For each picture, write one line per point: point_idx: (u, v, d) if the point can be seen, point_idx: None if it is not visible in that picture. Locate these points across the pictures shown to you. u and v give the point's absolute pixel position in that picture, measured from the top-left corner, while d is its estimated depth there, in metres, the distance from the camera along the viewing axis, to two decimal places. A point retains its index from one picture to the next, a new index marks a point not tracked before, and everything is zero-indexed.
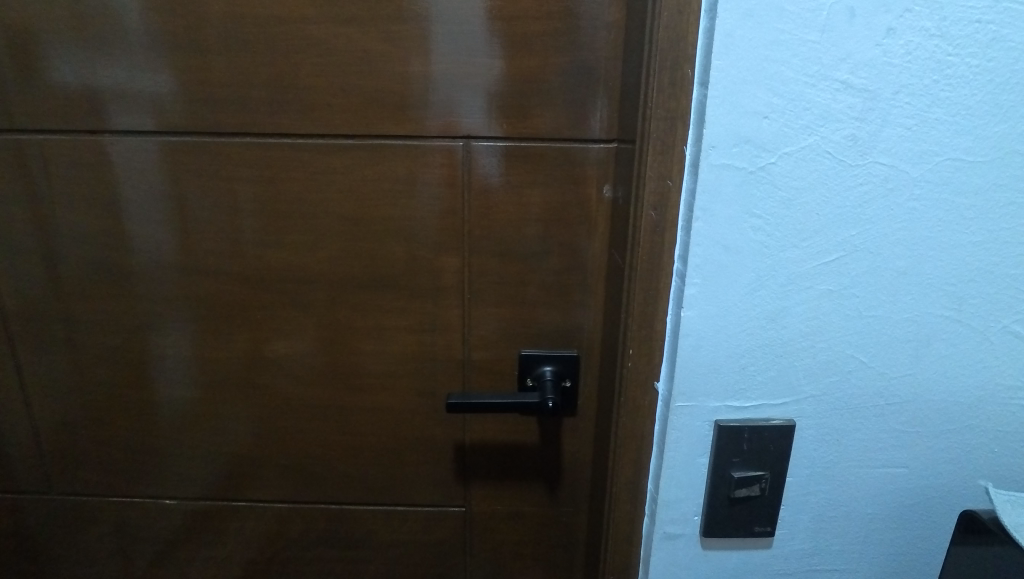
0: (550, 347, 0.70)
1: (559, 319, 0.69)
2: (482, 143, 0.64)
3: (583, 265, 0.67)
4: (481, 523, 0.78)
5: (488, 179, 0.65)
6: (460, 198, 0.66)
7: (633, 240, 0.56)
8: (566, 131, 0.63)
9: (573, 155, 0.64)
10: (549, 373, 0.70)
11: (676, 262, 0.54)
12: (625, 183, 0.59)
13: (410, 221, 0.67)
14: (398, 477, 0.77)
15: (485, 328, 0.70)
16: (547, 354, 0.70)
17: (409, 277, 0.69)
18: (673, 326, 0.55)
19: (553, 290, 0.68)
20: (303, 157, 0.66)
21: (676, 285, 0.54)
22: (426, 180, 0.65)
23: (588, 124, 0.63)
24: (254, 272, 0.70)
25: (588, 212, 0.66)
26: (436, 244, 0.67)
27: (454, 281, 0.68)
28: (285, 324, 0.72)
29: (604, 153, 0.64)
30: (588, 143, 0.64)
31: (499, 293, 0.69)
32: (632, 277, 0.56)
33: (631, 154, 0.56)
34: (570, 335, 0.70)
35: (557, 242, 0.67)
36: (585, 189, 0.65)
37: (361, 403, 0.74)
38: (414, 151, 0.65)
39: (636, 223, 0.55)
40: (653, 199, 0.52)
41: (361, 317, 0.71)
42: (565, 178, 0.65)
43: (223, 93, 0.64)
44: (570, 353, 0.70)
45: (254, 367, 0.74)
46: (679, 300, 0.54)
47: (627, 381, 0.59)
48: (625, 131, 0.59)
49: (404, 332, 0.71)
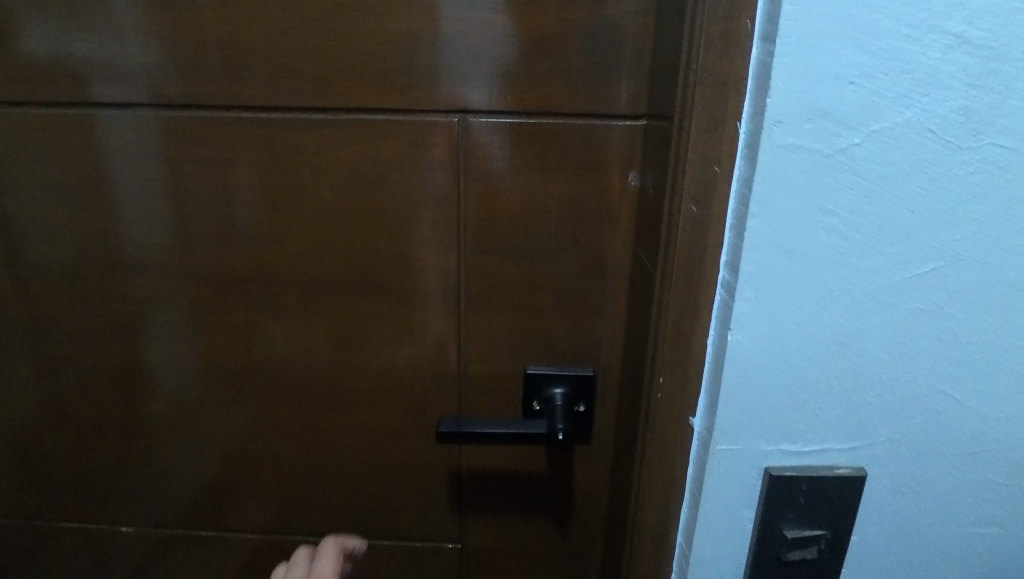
0: (561, 365, 0.59)
1: (574, 331, 0.58)
2: (483, 119, 0.52)
3: (606, 268, 0.55)
4: (479, 559, 0.68)
5: (490, 163, 0.52)
6: (456, 186, 0.53)
7: (666, 238, 0.45)
8: (587, 106, 0.51)
9: (593, 135, 0.52)
10: (559, 397, 0.58)
11: (721, 270, 0.42)
12: (657, 168, 0.47)
13: (395, 213, 0.54)
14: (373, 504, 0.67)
15: (484, 341, 0.58)
16: (557, 372, 0.58)
17: (395, 281, 0.56)
18: (716, 352, 0.44)
19: (567, 297, 0.56)
20: (266, 136, 0.54)
21: (723, 300, 0.43)
22: (414, 164, 0.53)
23: (611, 97, 0.51)
24: (212, 274, 0.59)
25: (610, 205, 0.53)
26: (426, 241, 0.55)
27: (450, 286, 0.56)
28: (252, 335, 0.61)
29: (630, 133, 0.52)
30: (611, 120, 0.51)
31: (501, 300, 0.57)
32: (663, 285, 0.45)
33: (666, 131, 0.45)
34: (584, 351, 0.58)
35: (571, 240, 0.54)
36: (609, 177, 0.53)
37: (340, 425, 0.64)
38: (399, 128, 0.52)
39: (671, 218, 0.44)
40: (694, 189, 0.42)
41: (340, 327, 0.59)
42: (583, 162, 0.52)
43: (162, 56, 0.52)
44: (584, 373, 0.58)
45: (220, 381, 0.63)
46: (723, 320, 0.43)
47: (654, 409, 0.49)
48: (658, 104, 0.47)
49: (390, 347, 0.59)
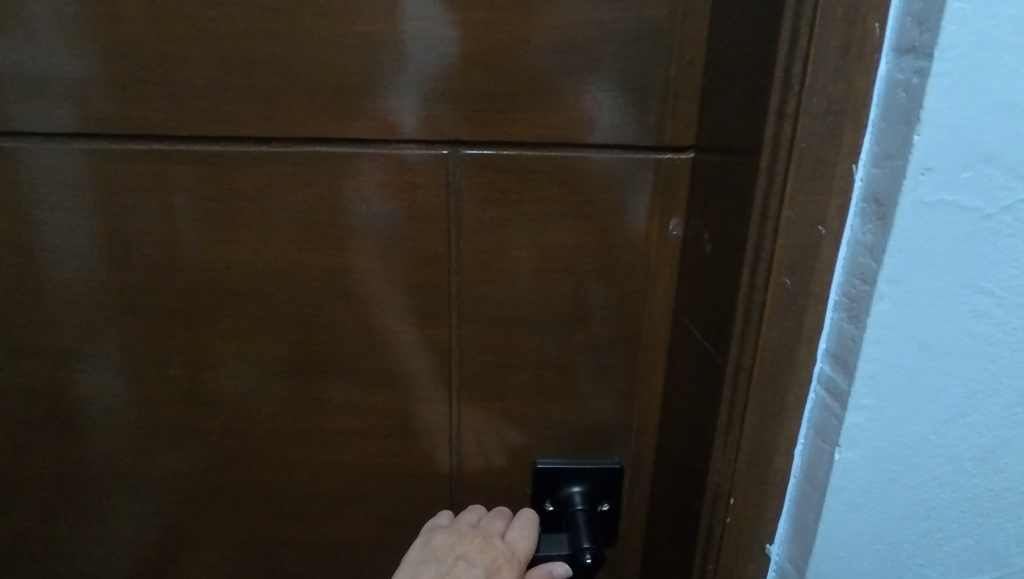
0: (579, 458, 0.47)
1: (596, 415, 0.45)
2: (479, 152, 0.39)
3: (636, 338, 0.43)
4: None
5: (492, 209, 0.40)
6: (446, 241, 0.40)
7: (742, 320, 0.32)
8: (617, 134, 0.38)
9: (626, 171, 0.39)
10: (579, 498, 0.46)
11: (818, 361, 0.31)
12: (720, 219, 0.34)
13: (366, 276, 0.41)
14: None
15: (483, 430, 0.45)
16: (575, 467, 0.46)
17: (367, 361, 0.43)
18: (811, 469, 0.33)
19: (589, 374, 0.44)
20: (178, 174, 0.38)
21: (824, 403, 0.32)
22: (387, 212, 0.39)
23: (650, 123, 0.38)
24: (111, 363, 0.42)
25: (645, 259, 0.41)
26: (408, 310, 0.42)
27: (439, 365, 0.43)
28: (168, 439, 0.45)
29: (672, 169, 0.39)
30: (649, 152, 0.39)
31: (506, 380, 0.44)
32: (733, 382, 0.33)
33: (740, 171, 0.31)
34: (609, 439, 0.46)
35: (595, 304, 0.42)
36: (643, 224, 0.41)
37: (292, 542, 0.49)
38: (369, 163, 0.38)
39: (751, 293, 0.31)
40: (788, 257, 0.30)
41: (292, 422, 0.45)
42: (607, 206, 0.40)
43: (10, 62, 0.36)
44: (608, 469, 0.46)
45: (121, 501, 0.46)
46: (822, 430, 0.32)
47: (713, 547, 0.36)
48: (717, 133, 0.35)
49: (360, 442, 0.46)
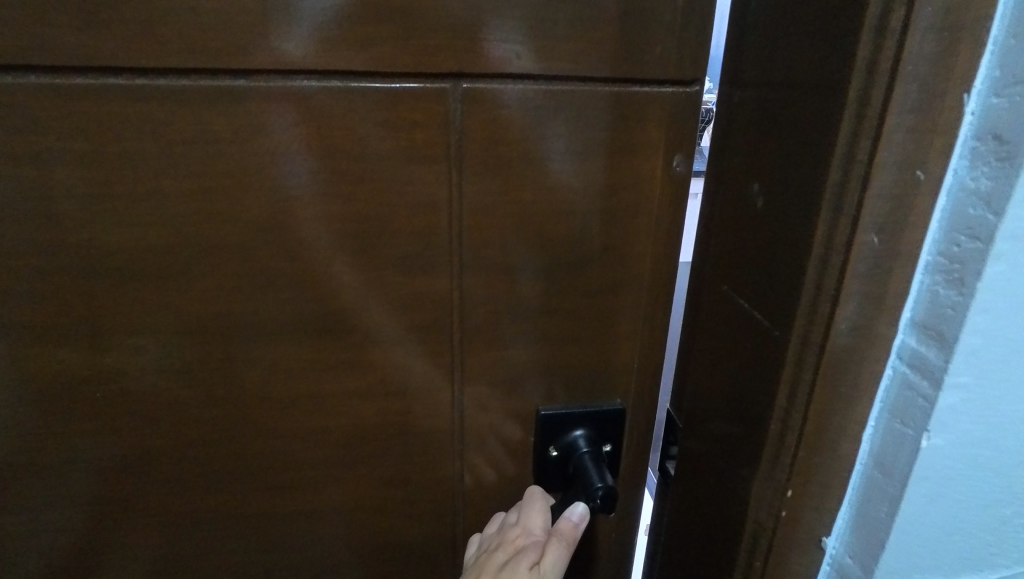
0: (582, 402, 0.46)
1: (599, 359, 0.45)
2: (480, 86, 0.36)
3: (637, 279, 0.43)
4: None
5: (496, 149, 0.38)
6: (445, 183, 0.38)
7: (817, 266, 0.31)
8: (622, 65, 0.37)
9: (630, 107, 0.38)
10: (582, 442, 0.46)
11: (900, 333, 0.32)
12: (776, 164, 0.34)
13: (364, 224, 0.38)
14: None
15: (485, 382, 0.44)
16: (577, 412, 0.46)
17: (364, 315, 0.41)
18: (886, 457, 0.34)
19: (591, 318, 0.43)
20: (144, 113, 0.34)
21: (906, 378, 0.32)
22: (377, 151, 0.36)
23: (655, 54, 0.37)
24: (67, 333, 0.37)
25: (647, 198, 0.41)
26: (406, 260, 0.39)
27: (444, 318, 0.41)
28: (139, 412, 0.40)
29: (675, 104, 0.38)
30: (653, 86, 0.38)
31: (509, 328, 0.43)
32: (806, 330, 0.32)
33: (809, 108, 0.30)
34: (610, 383, 0.46)
35: (599, 245, 0.41)
36: (646, 162, 0.40)
37: (286, 513, 0.46)
38: (360, 99, 0.35)
39: (830, 246, 0.30)
40: (878, 210, 0.29)
41: (281, 386, 0.42)
42: (606, 140, 0.39)
43: None
44: (609, 410, 0.46)
45: (91, 487, 0.42)
46: (903, 415, 0.32)
47: (780, 505, 0.36)
48: (770, 69, 0.34)
49: (357, 404, 0.43)
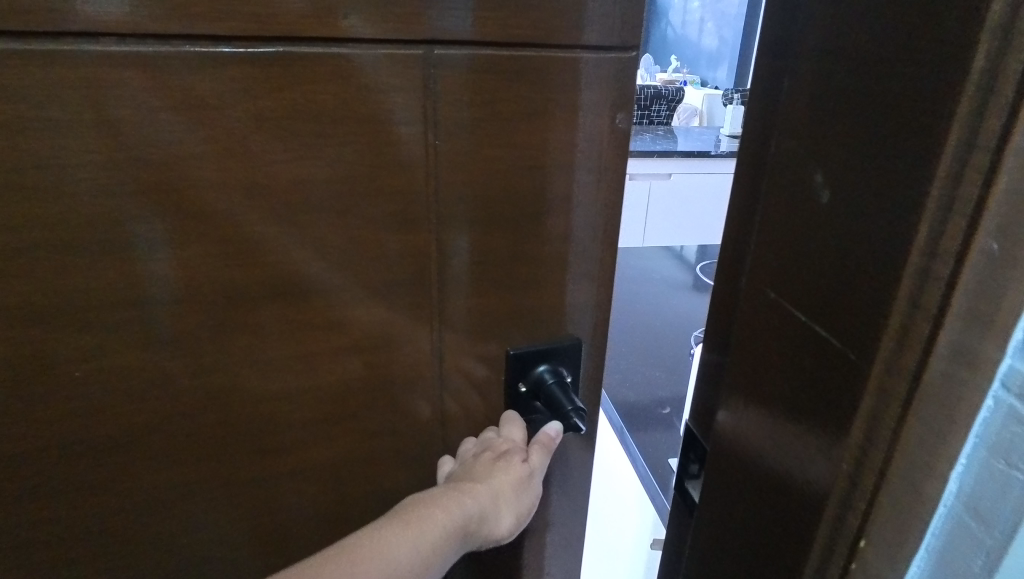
0: (546, 340, 0.51)
1: (558, 301, 0.50)
2: (452, 52, 0.39)
3: (592, 227, 0.48)
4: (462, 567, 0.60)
5: (467, 111, 0.41)
6: (422, 143, 0.41)
7: (918, 264, 0.32)
8: (575, 33, 0.42)
9: (582, 71, 0.43)
10: (548, 377, 0.51)
11: (1007, 358, 0.33)
12: (891, 151, 0.33)
13: (349, 184, 0.40)
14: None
15: (462, 329, 0.48)
16: (544, 349, 0.51)
17: (349, 273, 0.43)
18: (978, 490, 0.37)
19: (553, 264, 0.49)
20: (128, 78, 0.34)
21: (1011, 408, 0.34)
22: (355, 116, 0.38)
23: (601, 23, 0.42)
24: (44, 308, 0.37)
25: (601, 153, 0.46)
26: (389, 218, 0.42)
27: (423, 272, 0.45)
28: (126, 384, 0.40)
29: (621, 68, 0.44)
30: (601, 52, 0.43)
31: (482, 277, 0.47)
32: (909, 327, 0.33)
33: (919, 82, 0.31)
34: (570, 321, 0.52)
35: (560, 198, 0.46)
36: (599, 120, 0.45)
37: (276, 473, 0.47)
38: (341, 65, 0.37)
39: (936, 253, 0.31)
40: (998, 218, 0.30)
41: (268, 347, 0.43)
42: (563, 101, 0.43)
43: None
44: (569, 345, 0.52)
45: (75, 463, 0.41)
46: (1006, 453, 0.35)
47: (870, 495, 0.38)
48: (828, 79, 0.36)
49: (343, 358, 0.45)
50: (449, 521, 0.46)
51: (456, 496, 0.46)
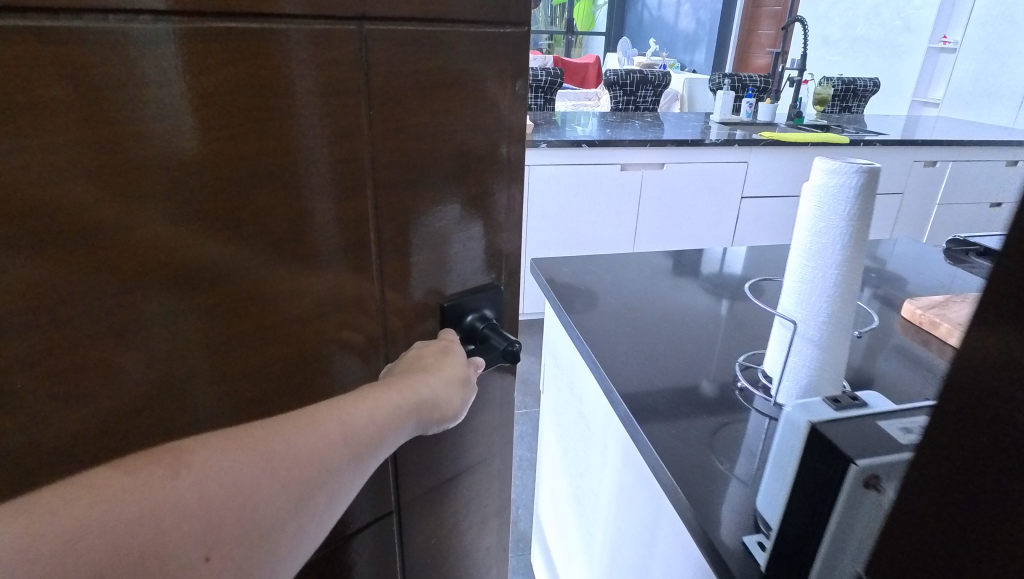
0: (472, 288, 0.58)
1: (469, 255, 0.56)
2: (382, 28, 0.43)
3: (503, 186, 0.56)
4: (419, 508, 0.65)
5: (391, 82, 0.44)
6: (360, 116, 0.44)
7: None
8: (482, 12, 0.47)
9: (487, 44, 0.48)
10: (477, 320, 0.59)
11: None
12: None
13: (292, 154, 0.41)
14: (220, 456, 0.33)
15: (404, 287, 0.53)
16: (469, 298, 0.58)
17: (296, 242, 0.44)
18: None
19: (477, 219, 0.55)
20: (39, 59, 0.31)
21: None
22: (306, 87, 0.41)
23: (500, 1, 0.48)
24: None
25: (506, 119, 0.52)
26: (337, 187, 0.45)
27: (362, 236, 0.48)
28: (66, 390, 0.37)
29: (517, 43, 0.50)
30: (498, 28, 0.49)
31: (416, 237, 0.51)
32: None
33: None
34: (488, 266, 0.59)
35: (475, 159, 0.52)
36: (504, 89, 0.51)
37: None
38: (286, 40, 0.39)
39: None
40: None
41: (222, 325, 0.43)
42: (483, 72, 0.49)
43: None
44: (490, 288, 0.59)
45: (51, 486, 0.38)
46: None
47: None
48: None
49: (295, 327, 0.47)
50: (411, 402, 0.45)
51: (411, 380, 0.47)
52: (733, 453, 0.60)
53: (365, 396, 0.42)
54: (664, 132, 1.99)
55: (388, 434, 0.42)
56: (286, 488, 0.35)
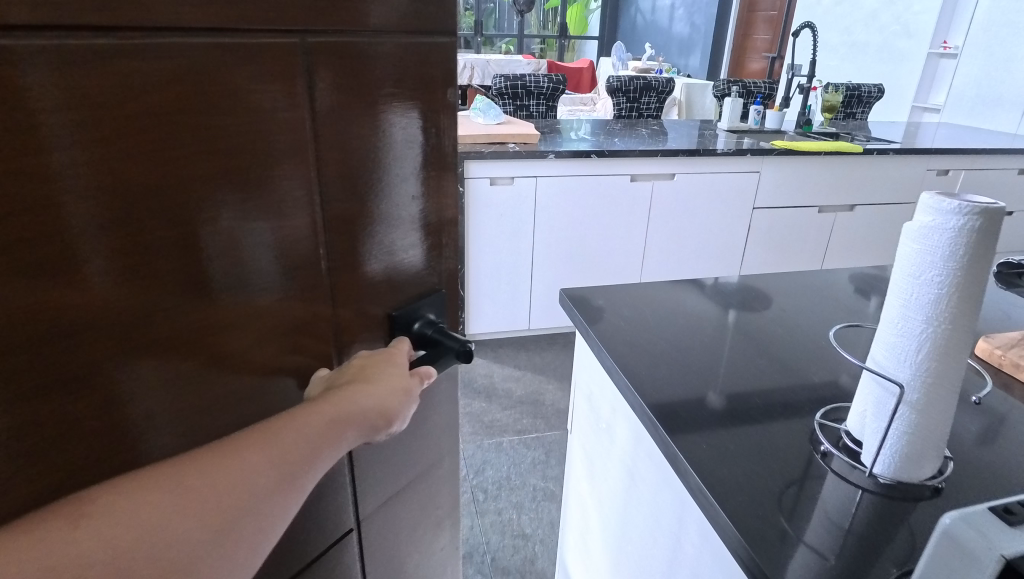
0: (417, 294, 0.55)
1: (414, 263, 0.53)
2: (324, 37, 0.39)
3: (442, 192, 0.54)
4: (379, 531, 0.61)
5: (335, 91, 0.41)
6: (307, 127, 0.39)
7: None
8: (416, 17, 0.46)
9: (420, 50, 0.46)
10: (426, 326, 0.55)
11: None
12: None
13: (241, 170, 0.36)
14: (141, 497, 0.30)
15: (357, 307, 0.48)
16: (414, 303, 0.54)
17: (250, 270, 0.38)
18: None
19: (421, 226, 0.53)
20: None
21: None
22: (254, 102, 0.36)
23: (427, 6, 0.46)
24: None
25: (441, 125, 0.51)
26: (290, 208, 0.40)
27: (317, 257, 0.43)
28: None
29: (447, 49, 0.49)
30: (426, 31, 0.47)
31: (366, 250, 0.48)
32: None
33: None
34: (433, 272, 0.56)
35: (416, 166, 0.50)
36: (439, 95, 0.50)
37: None
38: (231, 51, 0.34)
39: None
40: None
41: (178, 380, 0.36)
42: (420, 80, 0.47)
43: None
44: (433, 292, 0.56)
45: None
46: None
47: None
48: None
49: (257, 367, 0.41)
50: (357, 415, 0.40)
51: (357, 393, 0.42)
52: (807, 514, 0.49)
53: (303, 418, 0.37)
54: (668, 140, 1.95)
55: (326, 452, 0.37)
56: (199, 521, 0.30)
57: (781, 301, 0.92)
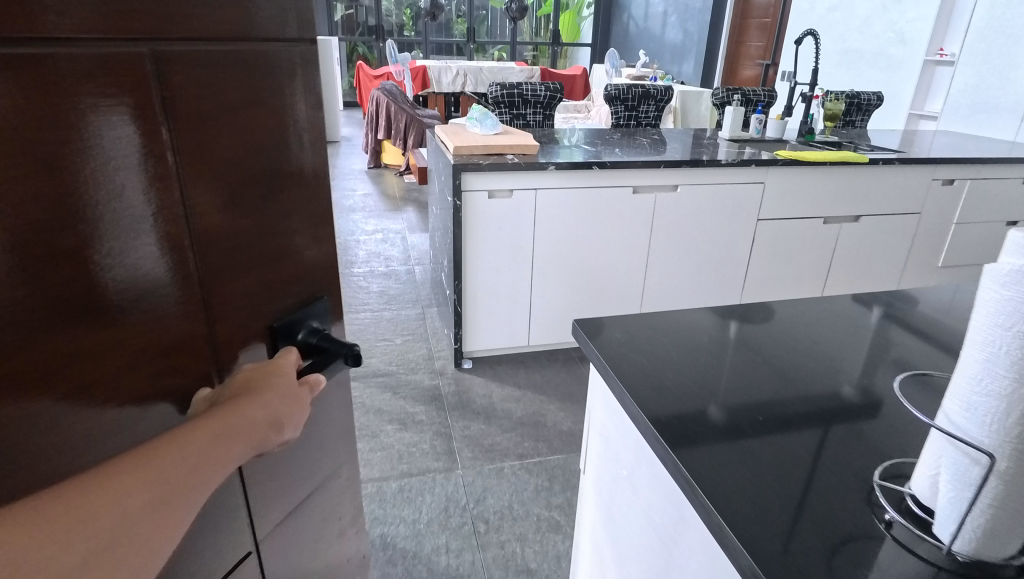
0: (292, 308, 0.59)
1: (288, 280, 0.58)
2: (170, 53, 0.43)
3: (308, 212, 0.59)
4: (279, 543, 0.63)
5: (184, 112, 0.44)
6: (162, 139, 0.43)
7: None
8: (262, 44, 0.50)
9: (264, 71, 0.51)
10: (304, 334, 0.59)
11: None
12: None
13: (93, 182, 0.39)
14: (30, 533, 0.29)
15: (231, 321, 0.52)
16: (293, 314, 0.59)
17: (110, 283, 0.40)
18: None
19: (289, 242, 0.57)
20: None
21: None
22: (100, 118, 0.38)
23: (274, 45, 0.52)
24: None
25: (296, 146, 0.56)
26: (151, 221, 0.43)
27: (183, 272, 0.46)
28: None
29: (294, 78, 0.54)
30: (271, 50, 0.51)
31: (236, 267, 0.51)
32: None
33: None
34: (308, 284, 0.61)
35: (276, 185, 0.54)
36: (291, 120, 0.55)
37: None
38: (73, 65, 0.36)
39: None
40: None
41: (39, 401, 0.37)
42: (272, 105, 0.52)
43: None
44: (310, 302, 0.61)
45: None
46: None
47: None
48: None
49: (123, 384, 0.43)
50: (238, 429, 0.42)
51: (242, 409, 0.44)
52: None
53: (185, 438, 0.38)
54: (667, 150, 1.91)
55: (214, 467, 0.39)
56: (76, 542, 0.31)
57: (782, 310, 0.88)
